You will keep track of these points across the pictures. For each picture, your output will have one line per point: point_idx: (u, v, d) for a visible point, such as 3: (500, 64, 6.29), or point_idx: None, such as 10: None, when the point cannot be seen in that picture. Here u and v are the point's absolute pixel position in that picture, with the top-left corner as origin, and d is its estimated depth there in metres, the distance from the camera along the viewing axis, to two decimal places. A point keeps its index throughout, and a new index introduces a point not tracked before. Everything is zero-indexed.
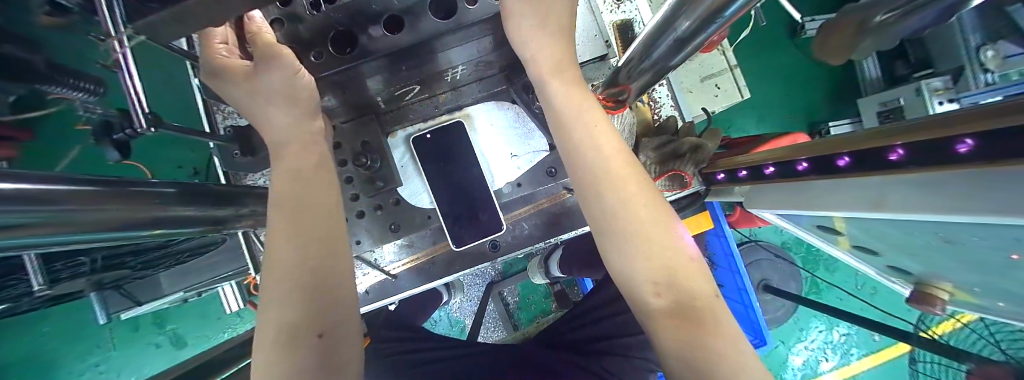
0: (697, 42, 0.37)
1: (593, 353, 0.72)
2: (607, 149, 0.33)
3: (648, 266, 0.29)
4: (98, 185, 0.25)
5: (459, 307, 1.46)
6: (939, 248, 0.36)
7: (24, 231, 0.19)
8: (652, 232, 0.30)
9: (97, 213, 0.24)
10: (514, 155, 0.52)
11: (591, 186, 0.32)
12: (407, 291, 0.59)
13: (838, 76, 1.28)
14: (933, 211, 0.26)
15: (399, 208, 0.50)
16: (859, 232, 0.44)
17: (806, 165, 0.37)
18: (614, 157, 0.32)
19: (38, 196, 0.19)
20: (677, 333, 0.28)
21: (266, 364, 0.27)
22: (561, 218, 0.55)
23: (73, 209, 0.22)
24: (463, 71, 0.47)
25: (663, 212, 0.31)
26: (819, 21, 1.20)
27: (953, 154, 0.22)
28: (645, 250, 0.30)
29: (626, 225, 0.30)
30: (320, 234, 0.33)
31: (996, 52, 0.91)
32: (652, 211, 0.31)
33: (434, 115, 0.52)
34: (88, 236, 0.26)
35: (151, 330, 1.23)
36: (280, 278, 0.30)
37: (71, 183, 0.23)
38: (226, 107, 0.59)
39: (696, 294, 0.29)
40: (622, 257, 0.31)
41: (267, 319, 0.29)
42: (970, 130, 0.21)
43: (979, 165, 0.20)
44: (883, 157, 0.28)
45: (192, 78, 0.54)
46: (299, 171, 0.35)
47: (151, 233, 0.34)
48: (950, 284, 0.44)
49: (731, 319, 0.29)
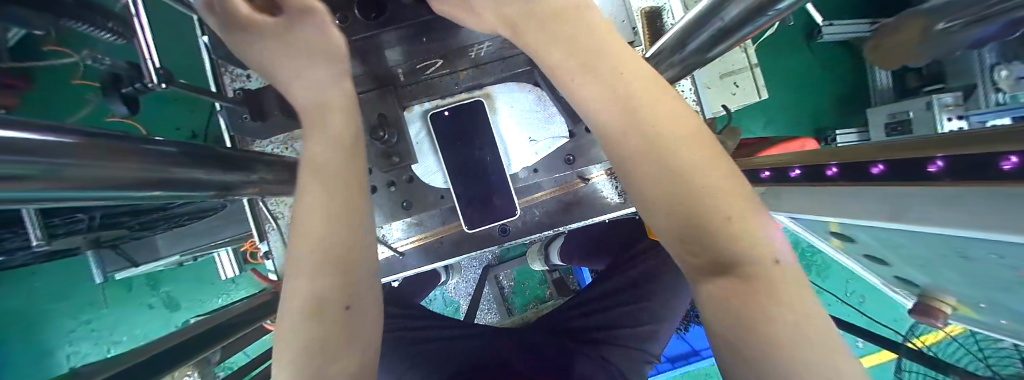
0: (741, 35, 0.35)
1: (593, 341, 0.74)
2: (629, 94, 0.30)
3: (697, 234, 0.25)
4: (104, 140, 0.23)
5: (455, 288, 1.48)
6: (950, 262, 0.36)
7: (25, 188, 0.18)
8: (707, 196, 0.25)
9: (102, 171, 0.23)
10: (532, 139, 0.51)
11: (632, 150, 0.29)
12: (413, 269, 0.59)
13: (853, 83, 1.25)
14: (977, 228, 0.24)
15: (412, 186, 0.49)
16: (872, 240, 0.44)
17: (836, 169, 0.36)
18: (637, 102, 0.30)
19: (42, 147, 0.17)
20: (723, 302, 0.25)
21: (293, 333, 0.27)
22: (573, 206, 0.58)
23: (79, 164, 0.21)
24: (488, 48, 0.45)
25: (727, 175, 0.26)
26: (837, 26, 1.15)
27: (996, 169, 0.20)
28: (676, 202, 0.26)
29: (654, 173, 0.28)
30: (346, 207, 0.31)
31: (1010, 72, 0.90)
32: (711, 174, 0.26)
33: (454, 92, 0.49)
34: (92, 193, 0.25)
35: (146, 291, 1.24)
36: (304, 247, 0.29)
37: (81, 136, 0.22)
38: (234, 69, 0.57)
39: (761, 266, 0.24)
40: (653, 211, 0.28)
41: (292, 287, 0.29)
42: (1015, 147, 0.19)
43: (1015, 186, 0.19)
44: (920, 168, 0.27)
45: (200, 35, 0.52)
46: (331, 136, 0.33)
47: (158, 193, 0.32)
48: (953, 298, 0.45)
49: (801, 291, 0.23)
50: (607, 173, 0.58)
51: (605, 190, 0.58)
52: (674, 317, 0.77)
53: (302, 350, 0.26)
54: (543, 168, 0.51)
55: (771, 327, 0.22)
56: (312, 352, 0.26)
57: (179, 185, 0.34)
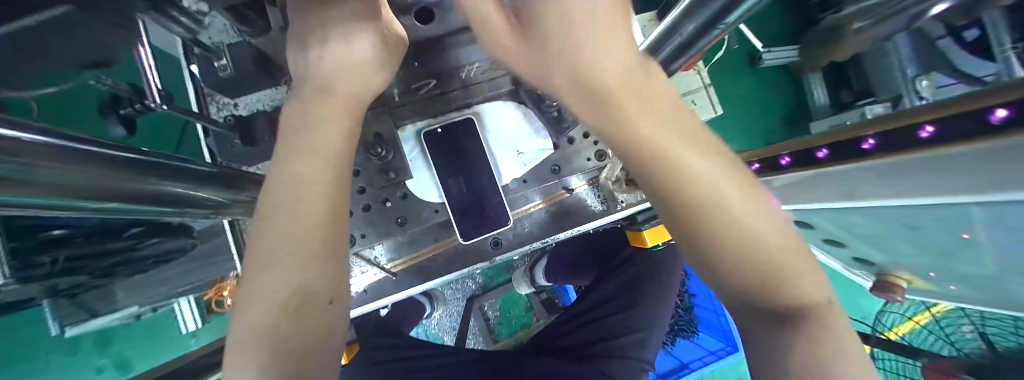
0: (700, 46, 0.42)
1: (589, 357, 0.73)
2: (637, 97, 0.34)
3: (716, 225, 0.29)
4: (79, 144, 0.22)
5: (438, 323, 1.43)
6: (900, 234, 0.41)
7: None
8: (683, 169, 0.30)
9: (74, 174, 0.22)
10: (520, 152, 0.53)
11: (614, 135, 0.34)
12: (407, 290, 0.58)
13: (792, 98, 1.42)
14: (910, 193, 0.32)
15: (406, 202, 0.50)
16: (831, 224, 0.49)
17: (788, 159, 0.42)
18: (645, 103, 0.33)
19: (11, 144, 0.17)
20: (745, 279, 0.28)
21: (264, 331, 0.25)
22: (560, 216, 0.61)
23: (48, 166, 0.20)
24: (477, 69, 0.51)
25: (698, 149, 0.31)
26: (775, 51, 1.32)
27: (915, 139, 0.26)
28: (692, 195, 0.30)
29: (671, 169, 0.31)
30: (324, 188, 0.30)
31: (929, 82, 0.85)
32: (684, 149, 0.31)
33: (445, 111, 0.52)
34: (58, 202, 0.24)
35: (91, 351, 1.10)
36: (274, 245, 0.28)
37: (63, 140, 0.21)
38: (221, 98, 0.57)
39: (768, 244, 0.28)
40: (674, 203, 0.31)
41: (259, 287, 0.27)
42: (927, 119, 0.25)
43: (933, 147, 0.24)
44: (855, 146, 0.32)
45: (190, 65, 0.53)
46: (304, 119, 0.32)
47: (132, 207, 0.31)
48: (907, 272, 0.50)
49: (801, 266, 0.28)
50: (590, 184, 0.62)
51: (588, 199, 0.62)
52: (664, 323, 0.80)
53: (273, 353, 0.25)
54: (532, 179, 0.54)
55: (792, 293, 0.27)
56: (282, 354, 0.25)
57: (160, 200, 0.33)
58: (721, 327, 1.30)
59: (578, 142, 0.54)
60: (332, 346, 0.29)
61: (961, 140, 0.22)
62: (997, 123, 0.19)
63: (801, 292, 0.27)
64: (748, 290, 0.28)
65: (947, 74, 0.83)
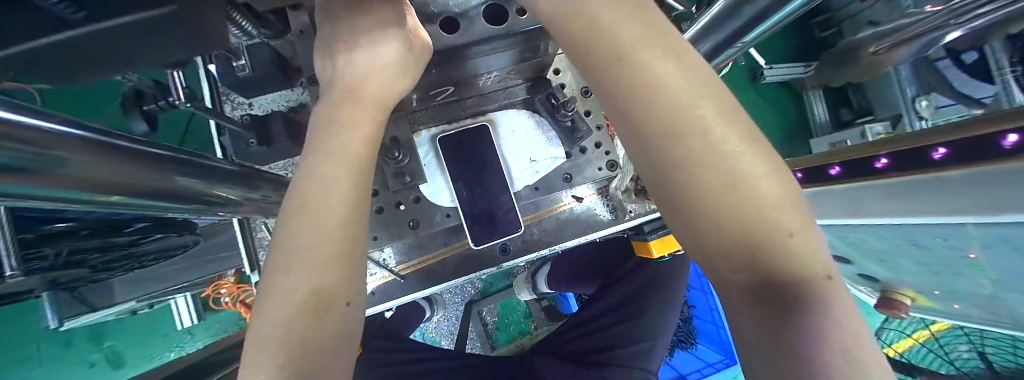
0: (712, 66, 0.44)
1: (595, 364, 0.74)
2: (630, 32, 0.27)
3: (714, 201, 0.24)
4: (111, 137, 0.22)
5: (436, 328, 1.42)
6: (907, 253, 0.42)
7: (11, 180, 0.16)
8: (671, 106, 0.25)
9: (104, 171, 0.22)
10: (533, 159, 0.54)
11: (591, 61, 0.29)
12: (414, 293, 0.58)
13: (792, 113, 1.44)
14: (920, 212, 0.32)
15: (418, 206, 0.50)
16: (837, 239, 0.49)
17: (799, 175, 0.43)
18: (641, 41, 0.27)
19: (41, 139, 0.16)
20: (740, 269, 0.24)
21: (283, 332, 0.25)
22: (568, 224, 0.62)
23: (81, 161, 0.19)
24: (495, 77, 0.49)
25: (692, 80, 0.26)
26: (777, 69, 1.34)
27: (927, 160, 0.27)
28: (688, 162, 0.25)
29: (664, 127, 0.26)
30: (346, 189, 0.30)
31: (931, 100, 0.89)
32: (673, 78, 0.26)
33: (460, 117, 0.52)
34: (81, 195, 0.23)
35: (86, 346, 1.08)
36: (297, 243, 0.27)
37: (97, 132, 0.21)
38: (236, 98, 0.58)
39: (776, 227, 0.23)
40: (665, 168, 0.26)
41: (280, 281, 0.26)
42: (939, 142, 0.27)
43: (950, 168, 0.26)
44: (869, 166, 0.33)
45: (207, 65, 0.53)
46: (332, 121, 0.32)
47: (153, 202, 0.31)
48: (911, 289, 0.50)
49: (818, 254, 0.23)
50: (598, 193, 0.63)
51: (596, 208, 0.63)
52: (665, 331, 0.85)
53: (290, 353, 0.24)
54: (544, 187, 0.54)
55: (794, 290, 0.22)
56: (299, 354, 0.25)
57: (184, 197, 0.33)
58: (720, 338, 1.32)
59: (589, 151, 0.55)
60: (345, 346, 0.29)
61: (976, 162, 0.24)
62: (1017, 146, 0.21)
63: (803, 265, 0.22)
64: (733, 260, 0.25)
65: (943, 94, 0.86)
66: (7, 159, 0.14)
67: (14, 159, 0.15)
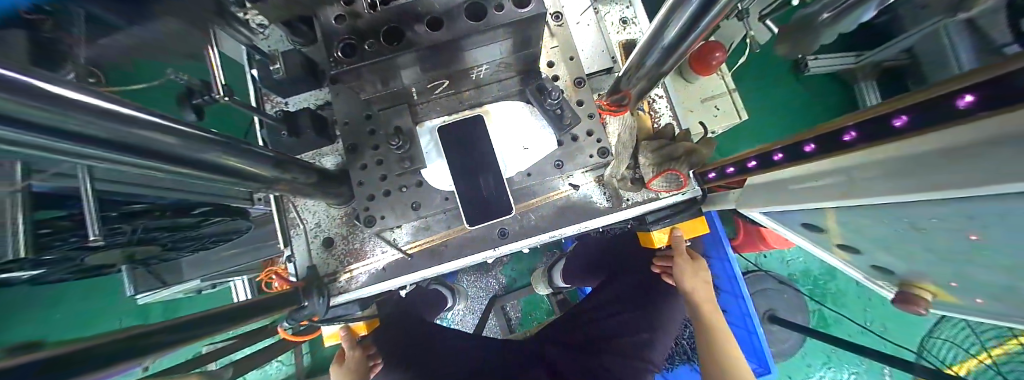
0: (685, 47, 0.43)
1: (593, 351, 0.72)
2: (700, 292, 0.71)
3: (717, 343, 0.68)
4: (205, 130, 0.30)
5: (461, 320, 1.49)
6: (911, 236, 0.40)
7: (108, 150, 0.22)
8: (708, 315, 0.71)
9: (194, 157, 0.29)
10: (526, 147, 0.58)
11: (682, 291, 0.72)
12: (422, 271, 0.63)
13: (836, 104, 1.34)
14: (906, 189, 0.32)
15: (420, 189, 0.56)
16: (839, 225, 0.48)
17: (781, 155, 0.45)
18: (702, 292, 0.72)
19: (146, 118, 0.22)
20: (733, 361, 0.66)
21: None
22: (566, 211, 0.64)
23: (174, 146, 0.26)
24: (486, 71, 0.52)
25: (711, 307, 0.71)
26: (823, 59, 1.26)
27: (890, 127, 0.31)
28: (711, 330, 0.69)
29: (710, 322, 0.70)
30: None
31: None
32: (706, 303, 0.71)
33: (458, 109, 0.57)
34: (197, 170, 0.32)
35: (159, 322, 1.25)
36: None
37: (199, 129, 0.29)
38: (275, 98, 0.68)
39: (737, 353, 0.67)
40: (707, 334, 0.69)
41: None
42: (902, 110, 0.30)
43: (917, 133, 0.29)
44: (838, 139, 0.36)
45: (252, 70, 0.64)
46: None
47: (236, 181, 0.39)
48: (930, 282, 0.48)
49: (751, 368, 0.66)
50: (596, 181, 0.65)
51: (593, 196, 0.64)
52: (672, 325, 0.79)
53: None
54: (535, 173, 0.58)
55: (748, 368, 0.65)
56: None
57: (253, 179, 0.40)
58: (753, 346, 1.22)
59: (581, 140, 0.57)
60: None
61: (942, 125, 0.26)
62: (971, 107, 0.23)
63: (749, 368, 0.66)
64: (731, 363, 0.66)
65: None
66: (121, 134, 0.20)
67: (122, 135, 0.21)
